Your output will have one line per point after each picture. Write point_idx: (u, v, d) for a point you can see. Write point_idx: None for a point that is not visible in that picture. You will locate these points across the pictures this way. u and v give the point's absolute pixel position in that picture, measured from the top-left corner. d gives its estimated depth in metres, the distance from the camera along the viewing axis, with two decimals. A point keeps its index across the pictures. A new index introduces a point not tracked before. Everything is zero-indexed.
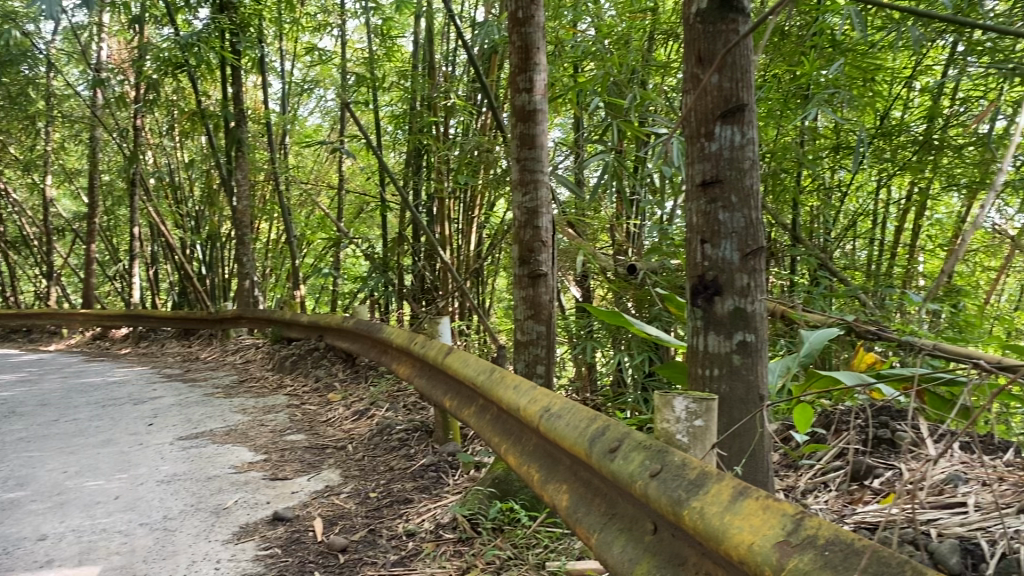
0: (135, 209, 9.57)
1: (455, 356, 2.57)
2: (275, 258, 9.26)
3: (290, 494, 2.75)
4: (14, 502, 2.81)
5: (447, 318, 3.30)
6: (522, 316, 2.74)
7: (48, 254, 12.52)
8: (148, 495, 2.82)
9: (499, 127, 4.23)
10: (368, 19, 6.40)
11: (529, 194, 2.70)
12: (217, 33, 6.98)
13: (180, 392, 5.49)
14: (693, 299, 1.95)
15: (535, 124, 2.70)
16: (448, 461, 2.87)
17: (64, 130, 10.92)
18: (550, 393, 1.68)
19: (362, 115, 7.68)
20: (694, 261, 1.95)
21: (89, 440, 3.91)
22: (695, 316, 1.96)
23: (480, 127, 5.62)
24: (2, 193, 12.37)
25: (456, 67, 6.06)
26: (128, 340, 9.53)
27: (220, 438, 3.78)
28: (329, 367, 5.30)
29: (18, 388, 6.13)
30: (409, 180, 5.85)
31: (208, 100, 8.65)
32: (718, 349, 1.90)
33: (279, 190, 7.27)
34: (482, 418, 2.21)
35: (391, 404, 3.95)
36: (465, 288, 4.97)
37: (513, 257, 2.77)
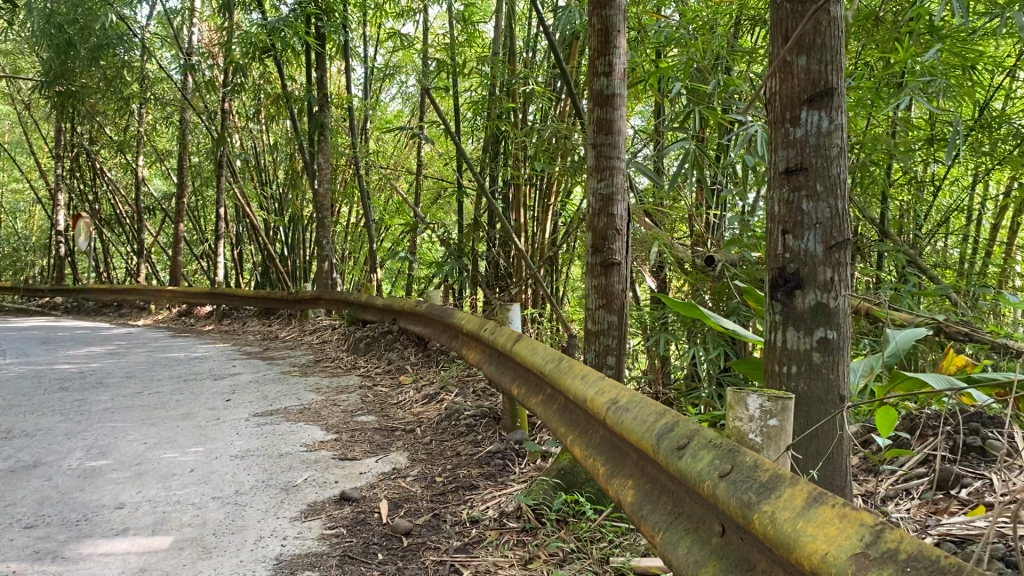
0: (222, 190, 9.84)
1: (524, 343, 2.54)
2: (354, 241, 9.40)
3: (357, 475, 2.77)
4: (96, 470, 2.91)
5: (518, 304, 3.28)
6: (594, 306, 2.68)
7: (139, 233, 13.00)
8: (221, 469, 2.88)
9: (577, 114, 4.18)
10: (450, 5, 6.40)
11: (604, 180, 2.64)
12: (302, 19, 7.10)
13: (258, 369, 5.63)
14: (772, 292, 1.88)
15: (613, 109, 2.63)
16: (515, 448, 2.85)
17: (157, 113, 11.31)
18: (619, 385, 1.63)
19: (441, 102, 7.71)
20: (775, 253, 1.87)
21: (169, 413, 4.04)
22: (774, 310, 1.88)
23: (560, 113, 5.58)
24: (99, 173, 12.90)
25: (536, 54, 6.02)
26: (212, 317, 9.83)
27: (294, 416, 3.84)
28: (401, 350, 5.35)
29: (108, 360, 6.39)
30: (486, 166, 5.84)
31: (293, 84, 8.82)
32: (797, 346, 1.83)
33: (359, 174, 7.37)
34: (549, 408, 2.17)
35: (461, 389, 3.95)
36: (539, 275, 4.94)
37: (586, 244, 2.72)
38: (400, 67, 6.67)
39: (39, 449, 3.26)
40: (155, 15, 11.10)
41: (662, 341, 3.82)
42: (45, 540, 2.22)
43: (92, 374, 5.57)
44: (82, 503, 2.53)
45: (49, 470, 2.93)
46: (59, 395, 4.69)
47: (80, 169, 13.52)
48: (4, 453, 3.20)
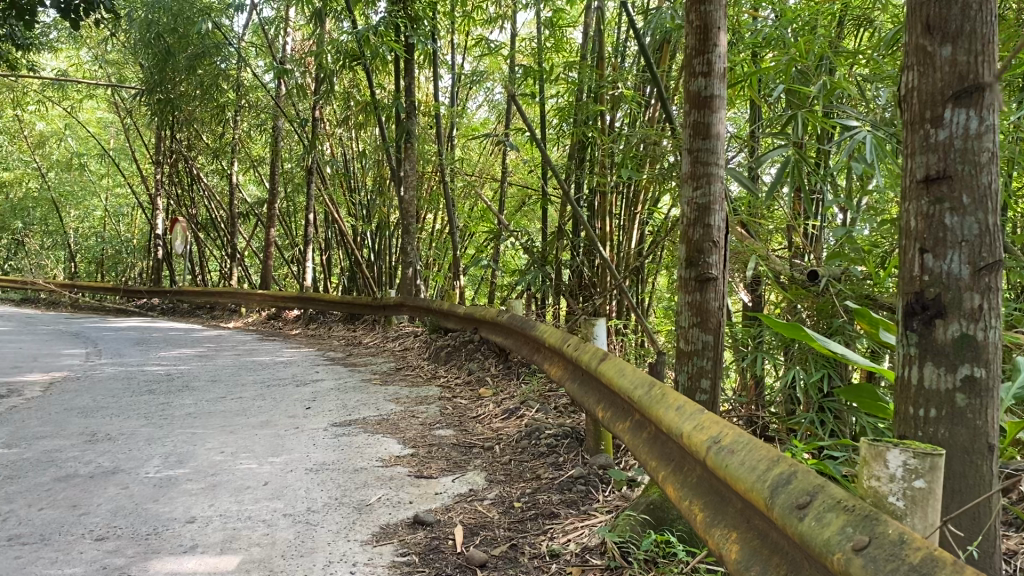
0: (312, 196, 9.97)
1: (610, 363, 2.37)
2: (438, 248, 9.35)
3: (432, 495, 2.64)
4: (172, 480, 2.88)
5: (604, 319, 3.12)
6: (688, 324, 2.48)
7: (233, 237, 13.32)
8: (295, 483, 2.80)
9: (667, 119, 3.97)
10: (538, 10, 6.28)
11: (701, 189, 2.45)
12: (392, 26, 7.08)
13: (340, 376, 5.61)
14: (908, 322, 1.67)
15: (711, 112, 2.44)
16: (599, 474, 2.67)
17: (251, 122, 11.56)
18: (722, 420, 1.47)
19: (528, 109, 7.61)
20: (910, 276, 1.66)
21: (250, 420, 4.01)
22: (909, 342, 1.67)
23: (649, 119, 5.39)
24: (197, 179, 13.29)
25: (625, 59, 5.84)
26: (299, 322, 9.95)
27: (372, 427, 3.76)
28: (481, 361, 5.23)
29: (196, 362, 6.48)
30: (571, 173, 5.68)
31: (382, 92, 8.85)
32: (937, 385, 1.61)
33: (445, 181, 7.34)
34: (637, 436, 1.99)
35: (543, 405, 3.80)
36: (625, 285, 4.73)
37: (681, 256, 2.53)
38: (487, 73, 6.56)
39: (120, 455, 3.25)
40: (250, 25, 11.35)
41: (758, 361, 3.56)
42: (113, 554, 2.17)
43: (180, 377, 5.64)
44: (154, 515, 2.48)
45: (127, 478, 2.90)
46: (146, 398, 4.74)
47: (178, 175, 13.96)
48: (86, 458, 3.20)
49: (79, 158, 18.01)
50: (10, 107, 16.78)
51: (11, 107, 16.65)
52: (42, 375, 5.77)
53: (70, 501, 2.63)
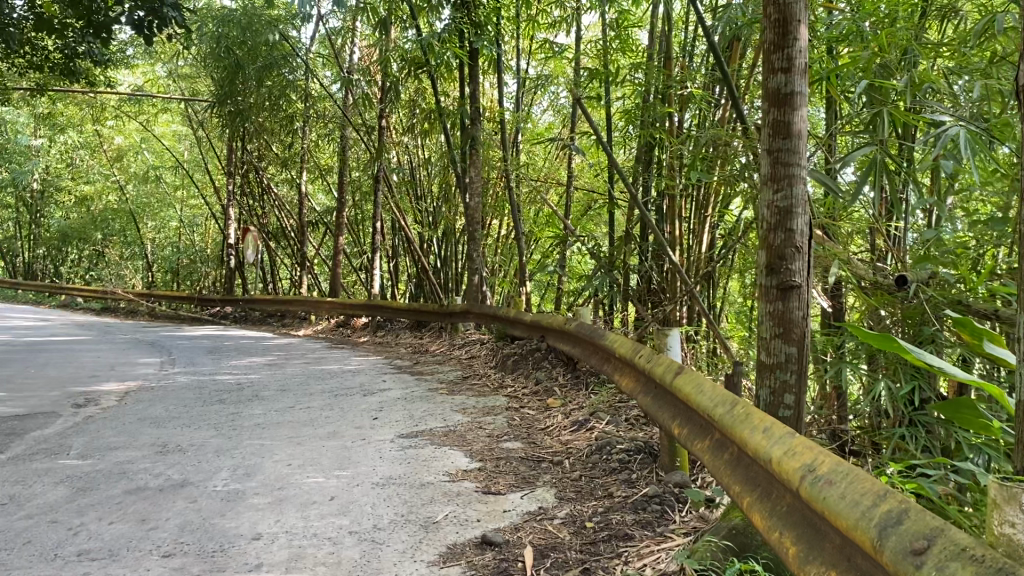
0: (379, 204, 10.01)
1: (687, 377, 2.26)
2: (503, 254, 9.27)
3: (500, 514, 2.56)
4: (239, 494, 2.85)
5: (678, 330, 3.02)
6: (769, 335, 2.34)
7: (302, 246, 13.51)
8: (361, 498, 2.75)
9: (740, 119, 3.79)
10: (603, 12, 6.15)
11: (782, 192, 2.31)
12: (455, 33, 7.05)
13: (407, 385, 5.58)
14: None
15: (792, 110, 2.30)
16: (675, 493, 2.55)
17: (319, 132, 11.70)
18: (817, 447, 1.36)
19: (594, 112, 7.48)
20: None
21: (318, 431, 4.00)
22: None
23: (719, 119, 5.21)
24: (268, 189, 13.52)
25: (693, 59, 5.67)
26: (368, 330, 10.01)
27: (439, 439, 3.69)
28: (549, 370, 5.13)
29: (266, 371, 6.55)
30: (639, 177, 5.54)
31: (447, 99, 8.83)
32: None
33: (510, 187, 7.27)
34: (717, 457, 1.88)
35: (613, 417, 3.68)
36: (696, 291, 4.57)
37: (760, 263, 2.39)
38: (551, 77, 6.47)
39: (190, 467, 3.26)
40: (318, 37, 11.49)
41: (842, 372, 3.36)
42: (179, 572, 2.14)
43: (251, 386, 5.69)
44: (221, 531, 2.45)
45: (196, 491, 2.89)
46: (217, 407, 4.78)
47: (250, 185, 14.24)
48: (157, 470, 3.21)
49: (156, 170, 18.54)
50: (92, 122, 17.40)
51: (92, 122, 17.24)
52: (119, 384, 5.90)
53: (139, 515, 2.63)
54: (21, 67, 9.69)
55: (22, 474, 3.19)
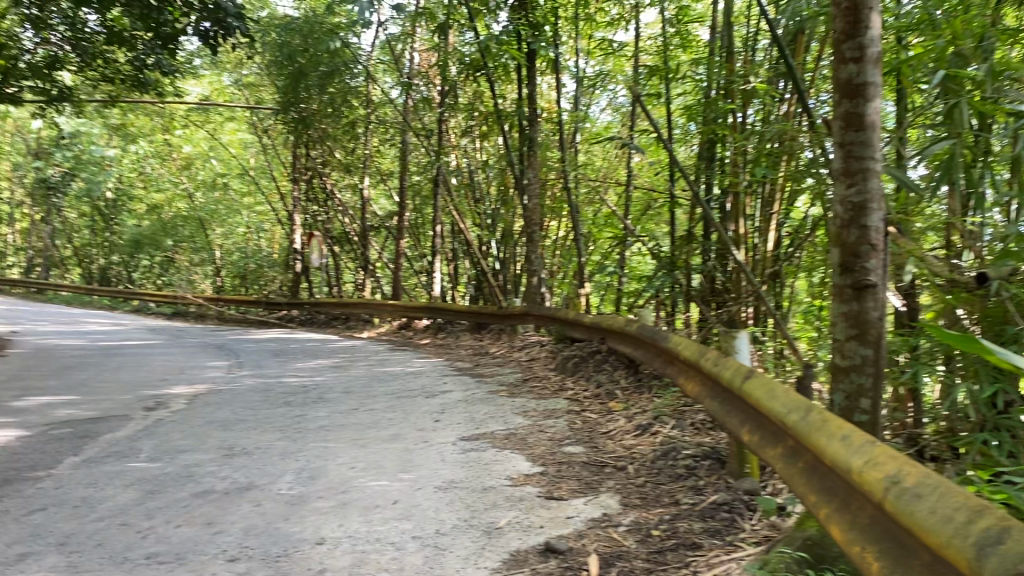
0: (438, 207, 10.05)
1: (758, 382, 2.18)
2: (562, 256, 9.22)
3: (564, 520, 2.51)
4: (302, 497, 2.86)
5: (746, 332, 2.94)
6: (843, 336, 2.25)
7: (363, 250, 13.66)
8: (424, 503, 2.73)
9: (806, 114, 3.65)
10: (662, 8, 6.04)
11: (855, 186, 2.21)
12: (513, 34, 7.04)
13: (467, 387, 5.57)
14: None
15: (865, 101, 2.20)
16: (745, 500, 2.46)
17: (380, 137, 11.82)
18: (902, 457, 1.29)
19: (654, 110, 7.37)
20: None
21: (380, 433, 4.00)
22: None
23: (783, 114, 5.06)
24: (330, 194, 13.70)
25: (756, 54, 5.52)
26: (428, 332, 10.07)
27: (500, 443, 3.66)
28: (611, 373, 5.06)
29: (330, 374, 6.62)
30: (702, 174, 5.43)
31: (505, 101, 8.81)
32: None
33: (568, 188, 7.21)
34: (791, 465, 1.81)
35: (678, 422, 3.60)
36: (762, 290, 4.45)
37: (833, 262, 2.30)
38: (610, 76, 6.40)
39: (255, 470, 3.29)
40: (378, 43, 11.60)
41: (918, 374, 3.21)
42: None
43: (315, 389, 5.75)
44: (286, 535, 2.46)
45: (261, 495, 2.92)
46: (282, 410, 4.83)
47: (312, 191, 14.47)
48: (223, 473, 3.25)
49: (222, 178, 18.99)
50: (162, 132, 17.90)
51: (162, 131, 17.74)
52: (187, 387, 6.02)
53: (206, 518, 2.65)
54: (93, 79, 10.01)
55: (95, 477, 3.26)
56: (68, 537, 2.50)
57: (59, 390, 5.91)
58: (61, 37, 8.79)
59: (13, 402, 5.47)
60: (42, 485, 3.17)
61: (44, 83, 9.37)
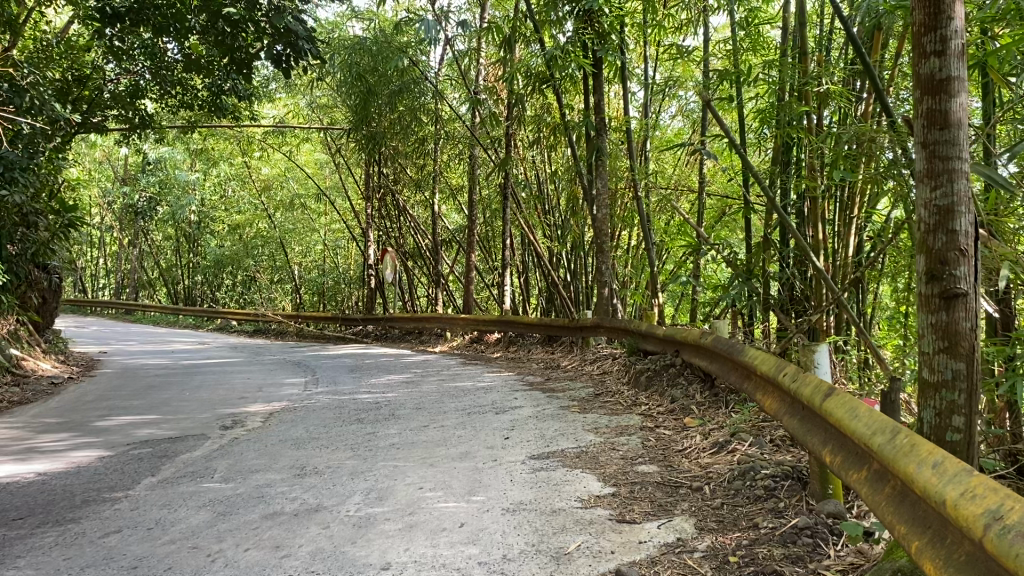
0: (508, 221, 10.03)
1: (839, 400, 2.05)
2: (634, 266, 9.06)
3: (636, 545, 2.41)
4: (370, 519, 2.83)
5: (826, 345, 2.80)
6: (932, 349, 2.10)
7: (435, 264, 13.74)
8: (491, 526, 2.66)
9: (885, 114, 3.45)
10: (731, 9, 5.88)
11: (941, 189, 2.07)
12: (580, 44, 6.98)
13: (539, 402, 5.50)
14: None
15: (949, 97, 2.06)
16: (829, 524, 2.33)
17: (449, 151, 11.87)
18: (1004, 489, 1.16)
19: (725, 115, 7.20)
20: None
21: (450, 451, 3.97)
22: None
23: (861, 114, 4.85)
24: (402, 211, 13.85)
25: (829, 53, 5.31)
26: (500, 346, 10.04)
27: (571, 462, 3.57)
28: (686, 387, 4.92)
29: (403, 389, 6.63)
30: (776, 178, 5.23)
31: (573, 111, 8.75)
32: None
33: (638, 198, 7.07)
34: (877, 490, 1.68)
35: (756, 438, 3.45)
36: (844, 298, 4.24)
37: (919, 270, 2.15)
38: (679, 81, 6.26)
39: (324, 491, 3.28)
40: (445, 59, 11.67)
41: (1016, 385, 2.96)
42: None
43: (387, 405, 5.75)
44: (352, 559, 2.43)
45: (329, 517, 2.90)
46: (354, 428, 4.83)
47: (385, 208, 14.63)
48: (293, 494, 3.25)
49: (299, 198, 19.41)
50: (240, 154, 18.41)
51: (240, 154, 18.24)
52: (264, 405, 6.12)
53: (274, 541, 2.65)
54: (173, 106, 10.33)
55: (169, 498, 3.30)
56: (139, 560, 2.53)
57: (142, 409, 6.07)
58: (143, 66, 9.10)
59: (99, 421, 5.63)
60: (119, 506, 3.22)
61: (127, 111, 9.72)
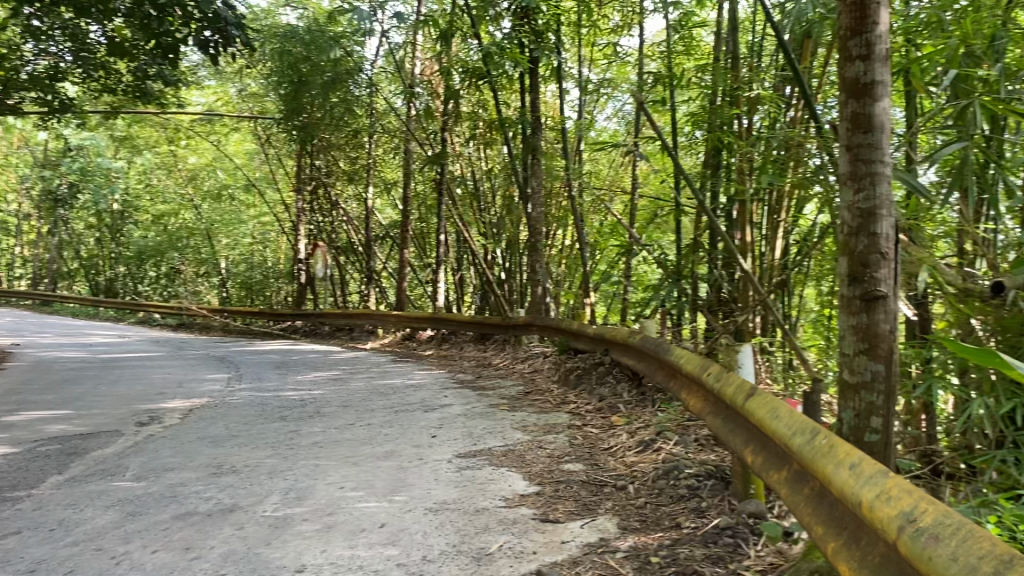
0: (443, 218, 9.92)
1: (762, 401, 2.05)
2: (568, 266, 9.09)
3: (558, 545, 2.38)
4: (287, 520, 2.74)
5: (750, 346, 2.83)
6: (852, 351, 2.11)
7: (368, 260, 13.55)
8: (412, 526, 2.60)
9: (812, 119, 3.48)
10: (666, 13, 5.91)
11: (863, 192, 2.09)
12: (515, 41, 6.92)
13: (468, 400, 5.45)
14: None
15: (872, 101, 2.08)
16: (749, 525, 2.33)
17: (384, 146, 11.71)
18: (918, 492, 1.16)
19: (659, 118, 7.26)
20: None
21: (375, 450, 3.88)
22: None
23: (789, 121, 4.92)
24: (335, 205, 13.61)
25: (761, 61, 5.39)
26: (432, 343, 9.94)
27: (497, 460, 3.53)
28: (614, 386, 4.93)
29: (330, 386, 6.49)
30: (706, 181, 5.29)
31: (509, 109, 8.71)
32: None
33: (573, 197, 7.07)
34: (797, 491, 1.67)
35: (681, 437, 3.47)
36: (769, 299, 4.29)
37: (841, 271, 2.17)
38: (615, 84, 6.29)
39: (240, 490, 3.17)
40: (381, 52, 11.50)
41: (931, 388, 3.02)
42: None
43: (312, 402, 5.62)
44: (265, 562, 2.34)
45: (244, 517, 2.80)
46: (276, 426, 4.70)
47: (317, 201, 14.35)
48: (208, 494, 3.13)
49: (228, 189, 18.93)
50: (166, 142, 17.84)
51: (167, 142, 17.70)
52: (184, 402, 5.91)
53: (185, 542, 2.54)
54: (96, 90, 9.93)
55: (75, 497, 3.15)
56: (38, 563, 2.39)
57: (53, 405, 5.80)
58: (63, 48, 8.71)
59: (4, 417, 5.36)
60: (21, 506, 3.05)
61: (46, 94, 9.30)
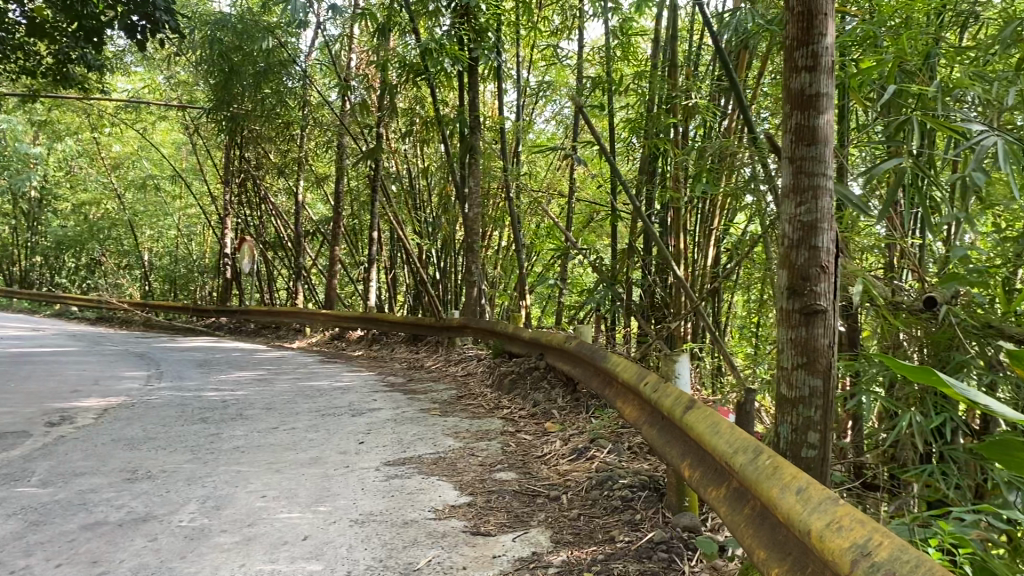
0: (376, 215, 9.74)
1: (701, 414, 2.01)
2: (503, 267, 9.02)
3: (489, 560, 2.30)
4: (204, 531, 2.60)
5: (687, 355, 2.72)
6: (791, 364, 2.09)
7: (298, 256, 13.25)
8: (337, 539, 2.49)
9: (748, 128, 3.48)
10: (606, 16, 5.88)
11: (805, 205, 2.07)
12: (455, 38, 6.81)
13: (398, 404, 5.33)
14: None
15: (817, 113, 2.06)
16: (683, 539, 2.30)
17: (317, 140, 11.46)
18: (871, 523, 1.12)
19: (597, 122, 7.25)
20: None
21: (300, 455, 3.74)
22: None
23: (725, 130, 4.94)
24: (265, 198, 13.27)
25: (698, 69, 5.41)
26: (363, 343, 9.76)
27: (427, 468, 3.44)
28: (547, 390, 4.88)
29: (254, 387, 6.29)
30: (642, 188, 5.29)
31: (446, 107, 8.59)
32: None
33: (510, 198, 7.01)
34: (737, 510, 1.63)
35: (615, 445, 3.43)
36: (701, 307, 4.29)
37: (780, 284, 2.15)
38: (554, 86, 6.24)
39: (155, 498, 3.00)
40: (316, 45, 11.25)
41: (860, 399, 3.04)
42: None
43: (235, 404, 5.42)
44: None
45: (158, 528, 2.64)
46: (196, 428, 4.50)
47: (246, 195, 13.97)
48: (119, 501, 2.96)
49: (153, 179, 18.31)
50: (88, 128, 17.16)
51: (89, 129, 17.01)
52: (98, 401, 5.64)
53: (91, 556, 2.38)
54: (11, 73, 9.43)
55: None
56: None
57: None
58: None
59: None
60: None
61: None
